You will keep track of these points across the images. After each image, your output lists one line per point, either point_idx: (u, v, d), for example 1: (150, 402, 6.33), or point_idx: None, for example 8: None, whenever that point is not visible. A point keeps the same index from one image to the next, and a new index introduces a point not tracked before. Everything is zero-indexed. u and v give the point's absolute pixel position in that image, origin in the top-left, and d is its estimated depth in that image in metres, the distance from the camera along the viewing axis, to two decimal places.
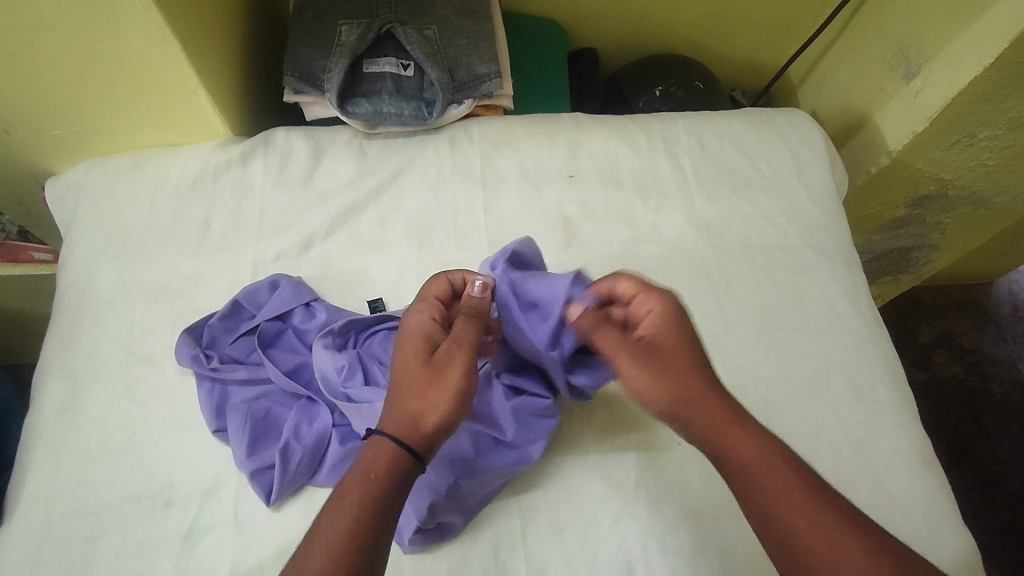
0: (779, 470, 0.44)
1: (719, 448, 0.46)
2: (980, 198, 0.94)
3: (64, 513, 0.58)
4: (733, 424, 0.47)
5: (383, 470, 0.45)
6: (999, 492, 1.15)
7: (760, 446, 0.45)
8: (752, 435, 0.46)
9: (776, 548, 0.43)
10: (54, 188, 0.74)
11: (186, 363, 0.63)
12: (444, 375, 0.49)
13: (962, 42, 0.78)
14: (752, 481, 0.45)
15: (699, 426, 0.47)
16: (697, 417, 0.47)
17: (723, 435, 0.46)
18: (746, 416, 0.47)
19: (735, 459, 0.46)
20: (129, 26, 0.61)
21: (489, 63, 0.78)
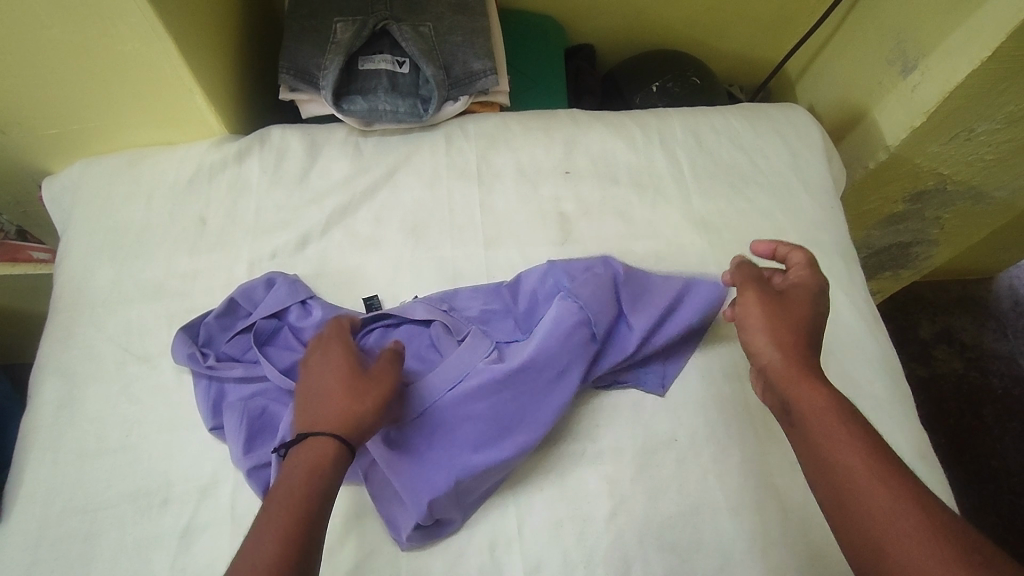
0: (836, 421, 0.49)
1: (788, 392, 0.52)
2: (979, 193, 0.93)
3: (62, 511, 0.58)
4: (807, 374, 0.52)
5: (325, 464, 0.49)
6: (999, 486, 1.15)
7: (824, 397, 0.51)
8: (821, 388, 0.51)
9: (822, 481, 0.48)
10: (52, 187, 0.75)
11: (183, 361, 0.63)
12: (377, 382, 0.54)
13: (960, 36, 0.77)
14: (811, 427, 0.50)
15: (778, 367, 0.54)
16: (786, 353, 0.54)
17: (793, 382, 0.52)
18: (821, 375, 0.53)
19: (800, 404, 0.51)
20: (122, 24, 0.61)
21: (485, 59, 0.78)
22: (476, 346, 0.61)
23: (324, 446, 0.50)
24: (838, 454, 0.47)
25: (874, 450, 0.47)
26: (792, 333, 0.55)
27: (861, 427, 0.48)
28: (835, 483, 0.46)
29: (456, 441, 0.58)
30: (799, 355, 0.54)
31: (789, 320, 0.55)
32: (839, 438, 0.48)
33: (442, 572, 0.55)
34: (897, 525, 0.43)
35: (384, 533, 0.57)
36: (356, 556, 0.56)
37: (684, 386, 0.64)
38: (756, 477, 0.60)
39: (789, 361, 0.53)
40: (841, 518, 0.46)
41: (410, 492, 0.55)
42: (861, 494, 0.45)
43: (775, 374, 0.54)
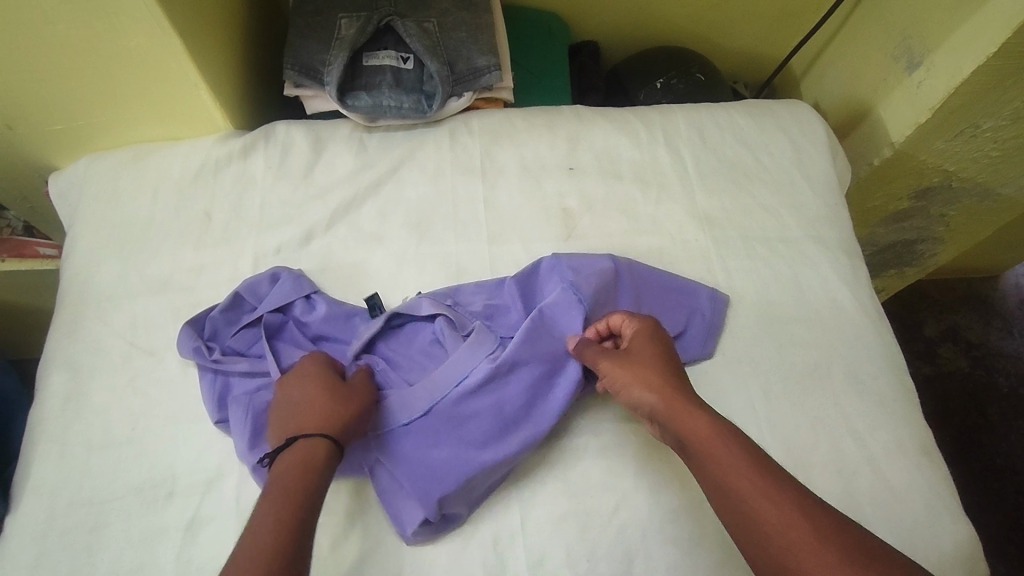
0: (727, 445, 0.50)
1: (676, 427, 0.53)
2: (985, 190, 0.93)
3: (68, 504, 0.59)
4: (687, 406, 0.53)
5: (322, 464, 0.51)
6: (1005, 485, 1.15)
7: (710, 426, 0.51)
8: (705, 416, 0.52)
9: (727, 510, 0.48)
10: (58, 182, 0.75)
11: (188, 355, 0.63)
12: (357, 394, 0.58)
13: (965, 32, 0.77)
14: (705, 458, 0.50)
15: (660, 409, 0.54)
16: (664, 393, 0.54)
17: (677, 415, 0.53)
18: (699, 402, 0.54)
19: (691, 435, 0.52)
20: (128, 19, 0.61)
21: (489, 55, 0.78)
22: (480, 343, 0.60)
23: (318, 447, 0.52)
24: (739, 481, 0.48)
25: (769, 471, 0.48)
26: (660, 376, 0.55)
27: (744, 447, 0.50)
28: (742, 512, 0.47)
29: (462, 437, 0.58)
30: (673, 391, 0.54)
31: (647, 367, 0.56)
32: (733, 459, 0.49)
33: (445, 565, 0.56)
34: (804, 542, 0.44)
35: (389, 526, 0.57)
36: (360, 549, 0.56)
37: None
38: None
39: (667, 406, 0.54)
40: (750, 542, 0.46)
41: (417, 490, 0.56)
42: (768, 518, 0.46)
43: (662, 416, 0.54)
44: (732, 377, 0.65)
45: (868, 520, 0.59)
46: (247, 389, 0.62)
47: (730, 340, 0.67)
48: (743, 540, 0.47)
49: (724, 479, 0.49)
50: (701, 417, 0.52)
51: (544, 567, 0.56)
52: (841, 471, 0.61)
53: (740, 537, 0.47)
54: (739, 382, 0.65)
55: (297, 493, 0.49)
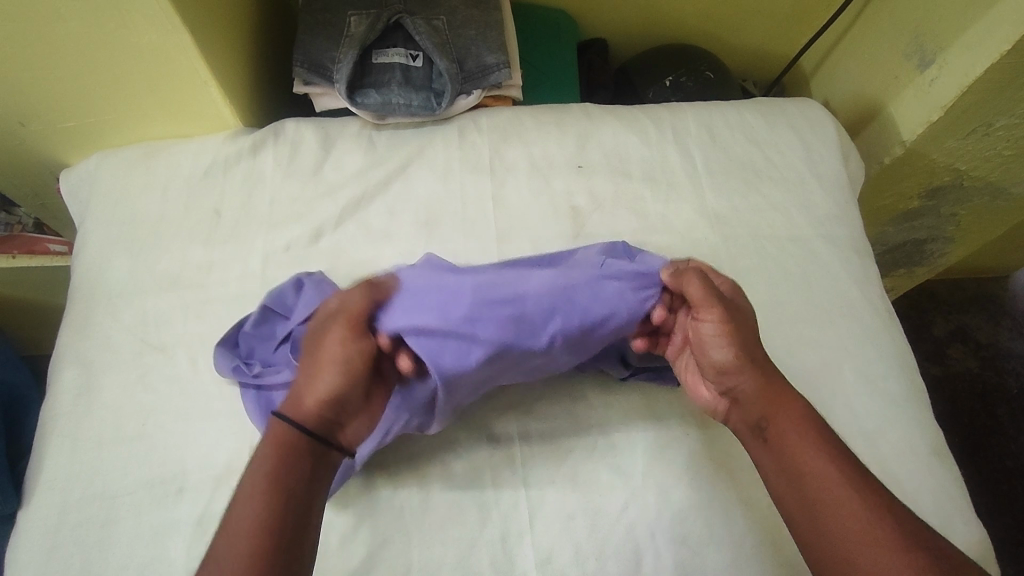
0: (812, 436, 0.51)
1: (766, 409, 0.53)
2: (996, 189, 0.92)
3: (80, 498, 0.59)
4: (776, 387, 0.54)
5: (289, 443, 0.51)
6: (1014, 487, 1.14)
7: (799, 411, 0.53)
8: (797, 405, 0.53)
9: (798, 499, 0.50)
10: (68, 179, 0.75)
11: (229, 375, 0.63)
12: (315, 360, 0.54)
13: (978, 29, 0.77)
14: (783, 446, 0.52)
15: (752, 384, 0.54)
16: (756, 364, 0.54)
17: (772, 396, 0.53)
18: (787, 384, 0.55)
19: (777, 420, 0.53)
20: (140, 18, 0.61)
21: (498, 52, 0.79)
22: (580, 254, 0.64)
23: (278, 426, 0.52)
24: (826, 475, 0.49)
25: (849, 465, 0.49)
26: (750, 347, 0.55)
27: (830, 441, 0.51)
28: (817, 505, 0.48)
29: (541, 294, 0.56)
30: (768, 372, 0.55)
31: (740, 329, 0.55)
32: (814, 448, 0.50)
33: (453, 563, 0.56)
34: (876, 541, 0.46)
35: (397, 523, 0.57)
36: (369, 546, 0.56)
37: None
38: None
39: (760, 381, 0.54)
40: (815, 530, 0.48)
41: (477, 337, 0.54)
42: (845, 513, 0.47)
43: (749, 392, 0.54)
44: None
45: None
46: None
47: None
48: (806, 529, 0.49)
49: (800, 470, 0.50)
50: (789, 403, 0.53)
51: (553, 565, 0.56)
52: None
53: (807, 531, 0.49)
54: None
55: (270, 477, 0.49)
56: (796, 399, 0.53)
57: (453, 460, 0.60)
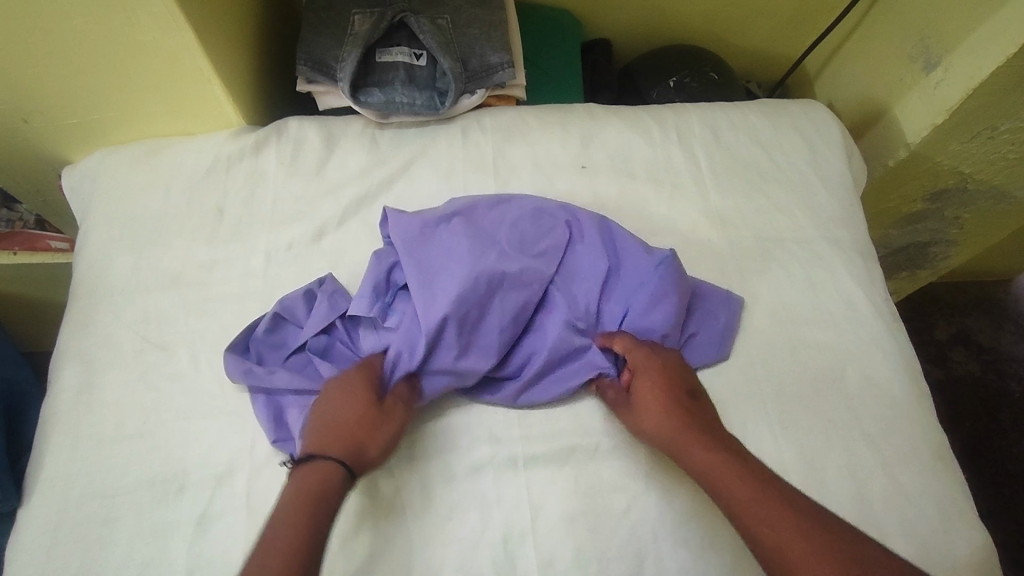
0: (737, 477, 0.51)
1: (684, 460, 0.54)
2: (999, 193, 0.91)
3: (80, 497, 0.59)
4: (692, 435, 0.55)
5: (326, 498, 0.51)
6: (1016, 491, 1.13)
7: (714, 456, 0.53)
8: (716, 449, 0.53)
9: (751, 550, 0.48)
10: (70, 175, 0.75)
11: (239, 378, 0.61)
12: (357, 405, 0.56)
13: (984, 33, 0.76)
14: (716, 494, 0.52)
15: (666, 435, 0.56)
16: (666, 418, 0.56)
17: (684, 445, 0.55)
18: (704, 427, 0.55)
19: (698, 469, 0.53)
20: (144, 15, 0.61)
21: (502, 52, 0.78)
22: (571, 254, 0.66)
23: (310, 479, 0.51)
24: (757, 522, 0.48)
25: (772, 494, 0.49)
26: (660, 408, 0.57)
27: (750, 475, 0.51)
28: (761, 551, 0.47)
29: (490, 203, 0.67)
30: (679, 420, 0.56)
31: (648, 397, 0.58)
32: (739, 486, 0.50)
33: (454, 565, 0.55)
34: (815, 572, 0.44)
35: (399, 524, 0.56)
36: (369, 547, 0.55)
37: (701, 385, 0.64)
38: None
39: (680, 431, 0.55)
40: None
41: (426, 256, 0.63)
42: (782, 548, 0.46)
43: (671, 444, 0.55)
44: (747, 381, 0.64)
45: (883, 528, 0.58)
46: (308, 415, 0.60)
47: (742, 343, 0.66)
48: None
49: (736, 516, 0.50)
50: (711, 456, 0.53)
51: (555, 568, 0.56)
52: (854, 475, 0.60)
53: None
54: (751, 384, 0.64)
55: (279, 543, 0.47)
56: (724, 448, 0.54)
57: (455, 461, 0.59)
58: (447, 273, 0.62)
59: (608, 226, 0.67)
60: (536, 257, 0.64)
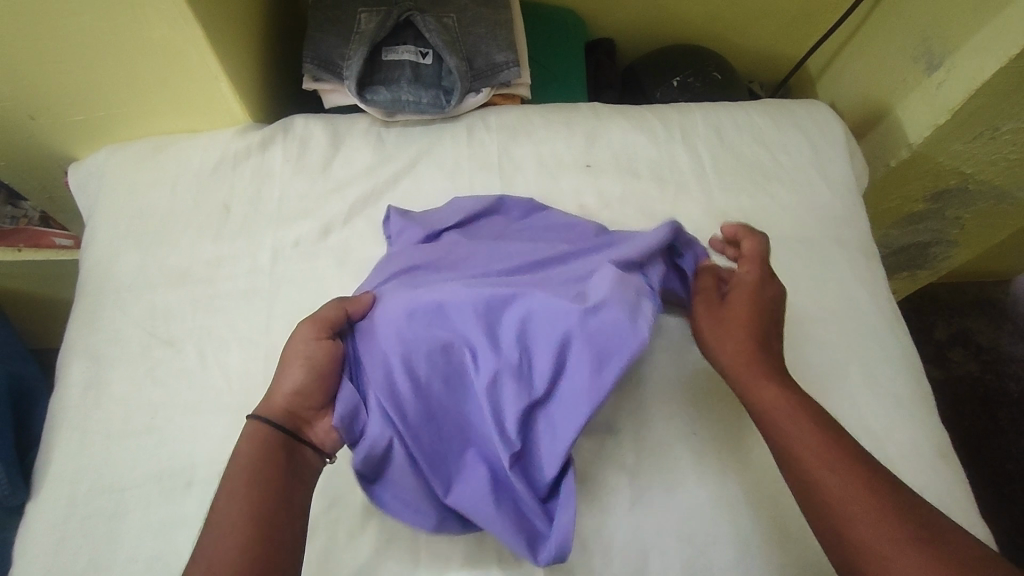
0: (802, 421, 0.50)
1: (748, 396, 0.53)
2: (1001, 193, 0.92)
3: (89, 491, 0.59)
4: (766, 374, 0.54)
5: (265, 464, 0.50)
6: (1014, 490, 1.14)
7: (781, 397, 0.52)
8: (784, 392, 0.52)
9: (801, 493, 0.48)
10: (78, 172, 0.76)
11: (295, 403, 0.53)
12: (285, 360, 0.56)
13: (986, 34, 0.77)
14: (776, 433, 0.51)
15: (740, 368, 0.55)
16: (747, 351, 0.55)
17: (753, 383, 0.53)
18: (776, 367, 0.54)
19: (762, 408, 0.52)
20: (153, 13, 0.61)
21: (507, 51, 0.79)
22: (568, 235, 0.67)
23: (242, 450, 0.51)
24: (821, 468, 0.47)
25: (834, 440, 0.49)
26: (748, 338, 0.56)
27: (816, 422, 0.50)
28: (817, 496, 0.47)
29: (485, 212, 0.69)
30: (755, 355, 0.55)
31: (739, 326, 0.57)
32: (806, 431, 0.49)
33: (460, 561, 0.56)
34: (879, 531, 0.44)
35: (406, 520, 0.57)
36: (376, 542, 0.56)
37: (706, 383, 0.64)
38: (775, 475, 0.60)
39: (758, 365, 0.54)
40: (824, 523, 0.46)
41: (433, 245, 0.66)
42: (843, 500, 0.46)
43: (744, 378, 0.54)
44: None
45: None
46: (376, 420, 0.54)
47: None
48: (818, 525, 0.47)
49: (796, 456, 0.49)
50: (778, 390, 0.52)
51: (560, 563, 0.56)
52: None
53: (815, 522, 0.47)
54: None
55: (234, 493, 0.48)
56: (791, 384, 0.53)
57: None
58: (440, 255, 0.64)
59: (609, 235, 0.68)
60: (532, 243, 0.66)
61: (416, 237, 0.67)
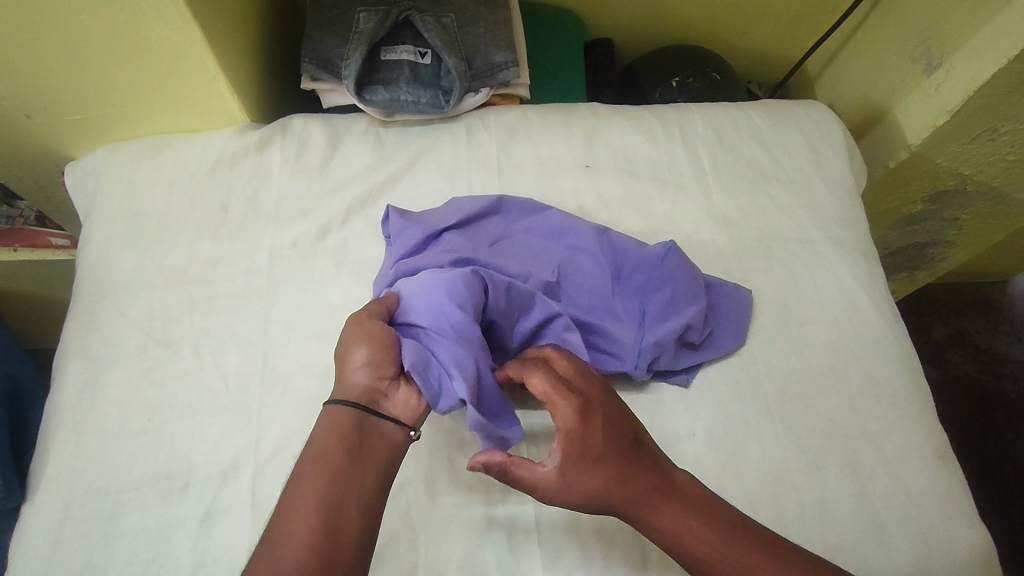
0: (711, 533, 0.49)
1: (653, 525, 0.50)
2: (998, 194, 0.92)
3: (85, 493, 0.59)
4: (657, 498, 0.50)
5: (343, 442, 0.49)
6: (1012, 491, 1.14)
7: (682, 515, 0.50)
8: (681, 509, 0.50)
9: None
10: (75, 172, 0.75)
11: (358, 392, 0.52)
12: (344, 344, 0.54)
13: (986, 35, 0.77)
14: (687, 552, 0.49)
15: (625, 504, 0.50)
16: (621, 492, 0.50)
17: (647, 512, 0.50)
18: (660, 483, 0.50)
19: (667, 532, 0.50)
20: (151, 11, 0.61)
21: (506, 51, 0.78)
22: (566, 237, 0.69)
23: (319, 438, 0.50)
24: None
25: (746, 538, 0.49)
26: (612, 481, 0.50)
27: (722, 529, 0.49)
28: None
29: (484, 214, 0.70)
30: (636, 487, 0.50)
31: (595, 475, 0.49)
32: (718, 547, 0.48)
33: (460, 562, 0.55)
34: None
35: (404, 521, 0.57)
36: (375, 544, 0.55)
37: (704, 384, 0.64)
38: (774, 477, 0.60)
39: (642, 496, 0.50)
40: None
41: (440, 246, 0.66)
42: None
43: (633, 513, 0.50)
44: (749, 379, 0.64)
45: (885, 528, 0.59)
46: (454, 355, 0.54)
47: (747, 342, 0.66)
48: None
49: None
50: (677, 516, 0.50)
51: (559, 565, 0.56)
52: (856, 473, 0.61)
53: None
54: (754, 383, 0.64)
55: (312, 472, 0.48)
56: (682, 502, 0.50)
57: (459, 458, 0.59)
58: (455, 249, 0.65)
59: (609, 236, 0.69)
60: (537, 248, 0.68)
61: (417, 238, 0.66)
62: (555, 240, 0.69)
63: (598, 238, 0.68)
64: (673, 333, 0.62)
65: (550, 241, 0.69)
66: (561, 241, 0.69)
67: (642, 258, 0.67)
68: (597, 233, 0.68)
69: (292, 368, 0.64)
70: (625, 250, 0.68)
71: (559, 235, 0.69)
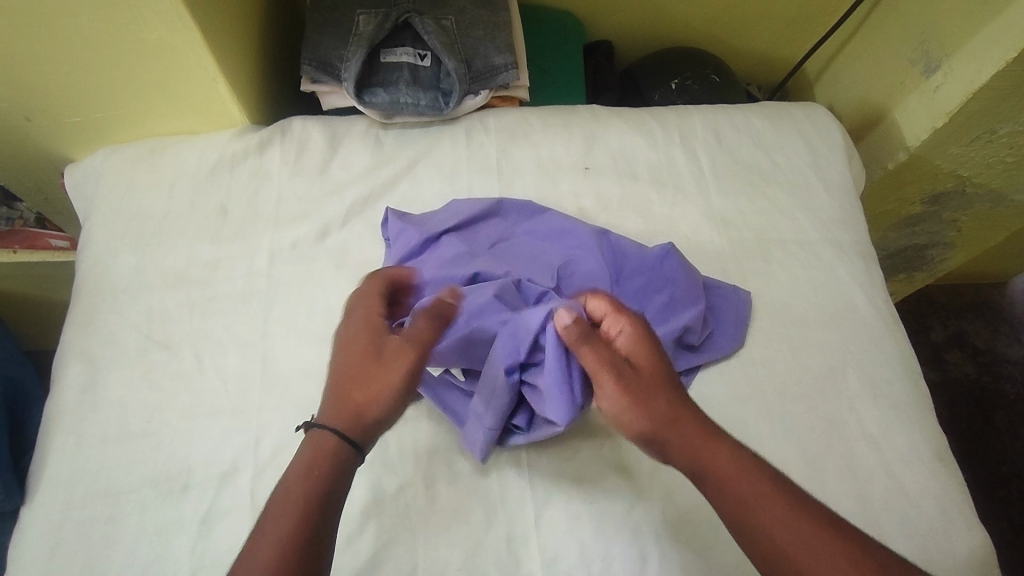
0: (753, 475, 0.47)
1: (697, 460, 0.48)
2: (997, 196, 0.92)
3: (84, 495, 0.59)
4: (705, 427, 0.49)
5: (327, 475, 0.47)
6: (1011, 492, 1.14)
7: (726, 450, 0.48)
8: (726, 443, 0.48)
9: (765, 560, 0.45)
10: (75, 174, 0.75)
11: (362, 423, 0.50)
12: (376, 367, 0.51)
13: (985, 37, 0.77)
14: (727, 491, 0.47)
15: (670, 428, 0.49)
16: (670, 410, 0.50)
17: (691, 443, 0.49)
18: (707, 417, 0.50)
19: (710, 470, 0.48)
20: (150, 14, 0.61)
21: (506, 53, 0.79)
22: (567, 238, 0.69)
23: (294, 489, 0.46)
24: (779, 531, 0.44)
25: (788, 491, 0.46)
26: (664, 396, 0.50)
27: (766, 472, 0.47)
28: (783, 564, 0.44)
29: (484, 215, 0.70)
30: (684, 412, 0.50)
31: (649, 387, 0.51)
32: (758, 487, 0.46)
33: (458, 565, 0.55)
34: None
35: (403, 523, 0.57)
36: (374, 546, 0.55)
37: (703, 385, 0.64)
38: None
39: (690, 424, 0.49)
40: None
41: (438, 250, 0.67)
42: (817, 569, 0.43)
43: (675, 441, 0.49)
44: (748, 381, 0.65)
45: (884, 529, 0.59)
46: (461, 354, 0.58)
47: (746, 344, 0.67)
48: None
49: (759, 524, 0.45)
50: (722, 450, 0.48)
51: (558, 567, 0.56)
52: (854, 474, 0.61)
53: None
54: (753, 385, 0.64)
55: (291, 502, 0.45)
56: (726, 436, 0.49)
57: (458, 460, 0.60)
58: (455, 254, 0.65)
59: (609, 238, 0.68)
60: (535, 250, 0.68)
61: (415, 242, 0.67)
62: (554, 242, 0.69)
63: (597, 240, 0.68)
64: (672, 334, 0.63)
65: (549, 244, 0.69)
66: (561, 241, 0.69)
67: (644, 259, 0.67)
68: (595, 234, 0.68)
69: (292, 370, 0.64)
70: (625, 251, 0.68)
71: (558, 237, 0.69)
